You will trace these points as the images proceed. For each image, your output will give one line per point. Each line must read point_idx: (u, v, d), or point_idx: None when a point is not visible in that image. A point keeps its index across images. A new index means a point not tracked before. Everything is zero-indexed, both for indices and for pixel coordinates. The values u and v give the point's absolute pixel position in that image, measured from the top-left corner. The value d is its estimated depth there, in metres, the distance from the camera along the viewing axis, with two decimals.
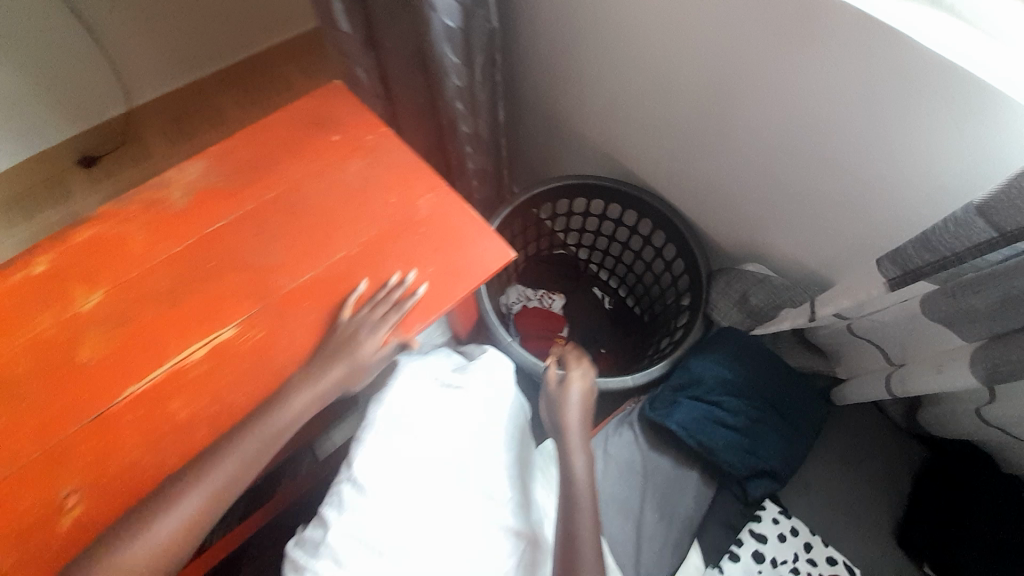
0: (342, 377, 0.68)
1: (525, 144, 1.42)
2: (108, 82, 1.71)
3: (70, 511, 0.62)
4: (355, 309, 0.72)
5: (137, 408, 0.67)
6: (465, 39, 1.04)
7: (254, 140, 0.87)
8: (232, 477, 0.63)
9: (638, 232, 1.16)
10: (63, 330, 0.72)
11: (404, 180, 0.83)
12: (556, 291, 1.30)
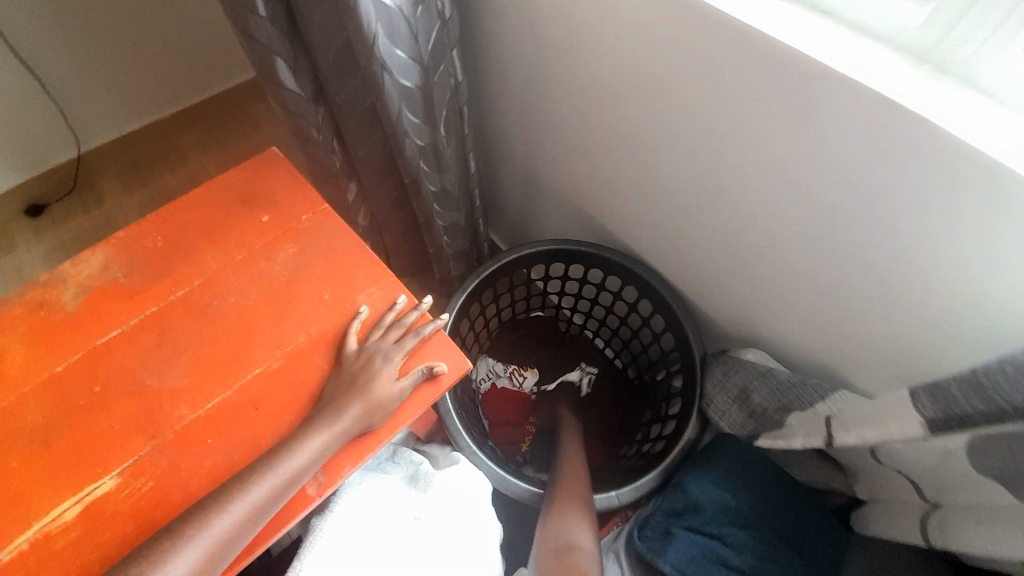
0: (358, 417, 0.59)
1: (501, 195, 1.30)
2: (58, 128, 1.58)
3: None
4: (361, 337, 0.65)
5: None
6: (426, 97, 0.92)
7: (172, 221, 0.74)
8: (228, 536, 0.53)
9: (623, 298, 1.03)
10: None
11: (344, 270, 0.70)
12: (528, 366, 1.17)
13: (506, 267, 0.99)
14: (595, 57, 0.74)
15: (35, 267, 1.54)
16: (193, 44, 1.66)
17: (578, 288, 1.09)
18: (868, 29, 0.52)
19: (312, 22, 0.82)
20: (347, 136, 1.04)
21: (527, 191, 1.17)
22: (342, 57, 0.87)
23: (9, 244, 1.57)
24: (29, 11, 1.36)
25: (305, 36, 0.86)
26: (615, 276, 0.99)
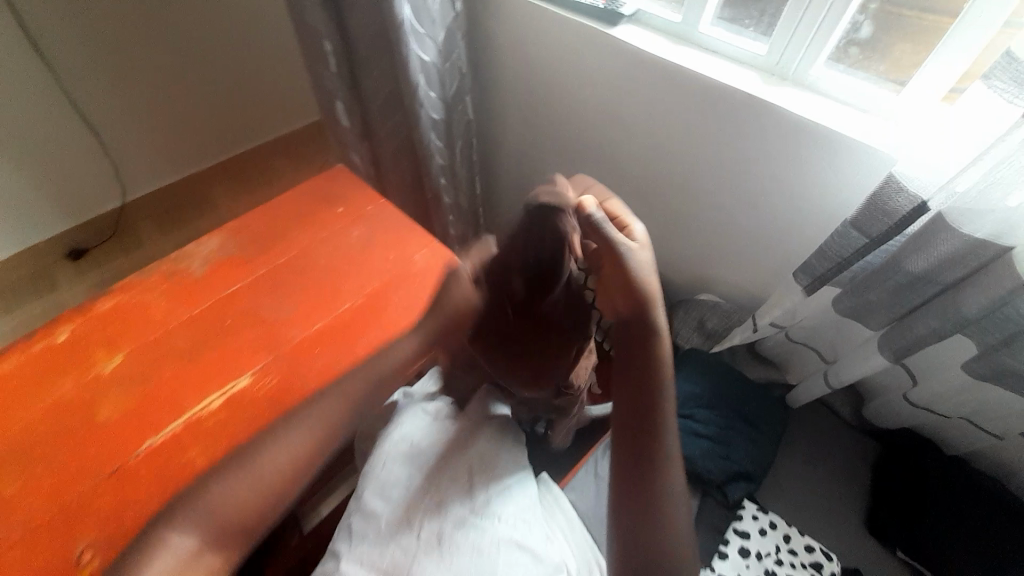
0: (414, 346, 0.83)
1: (498, 213, 1.59)
2: (108, 180, 1.79)
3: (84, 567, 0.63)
4: (419, 279, 0.89)
5: (154, 460, 0.71)
6: (447, 126, 1.22)
7: (267, 216, 0.99)
8: (323, 428, 0.75)
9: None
10: (84, 392, 0.77)
11: (401, 240, 0.96)
12: None
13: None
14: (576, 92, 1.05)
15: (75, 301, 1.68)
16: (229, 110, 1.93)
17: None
18: (741, 61, 0.84)
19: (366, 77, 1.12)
20: (383, 162, 1.32)
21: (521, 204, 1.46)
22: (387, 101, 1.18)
23: (50, 283, 1.72)
24: (102, 86, 1.61)
25: (360, 88, 1.16)
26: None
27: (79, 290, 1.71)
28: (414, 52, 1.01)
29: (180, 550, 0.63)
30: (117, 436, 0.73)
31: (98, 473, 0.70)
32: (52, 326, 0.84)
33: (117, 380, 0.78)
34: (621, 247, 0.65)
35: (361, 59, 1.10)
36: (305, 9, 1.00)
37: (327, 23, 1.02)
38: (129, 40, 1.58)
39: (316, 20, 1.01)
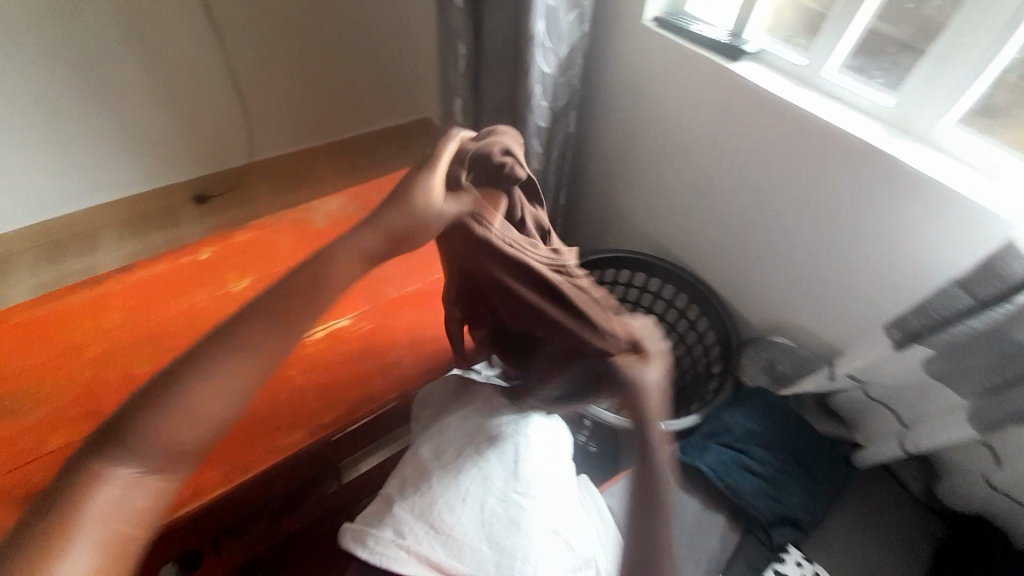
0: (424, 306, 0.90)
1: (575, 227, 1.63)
2: (240, 139, 2.05)
3: None
4: None
5: None
6: (549, 134, 1.29)
7: (377, 188, 1.08)
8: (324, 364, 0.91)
9: (675, 307, 1.25)
10: (213, 303, 0.89)
11: None
12: None
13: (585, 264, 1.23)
14: (683, 120, 1.08)
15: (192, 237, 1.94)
16: (353, 95, 2.16)
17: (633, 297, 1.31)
18: (860, 107, 0.86)
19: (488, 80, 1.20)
20: None
21: (600, 223, 1.50)
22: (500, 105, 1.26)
23: (176, 218, 1.98)
24: (258, 59, 1.86)
25: (480, 90, 1.25)
26: (670, 285, 1.22)
27: (198, 231, 1.96)
28: (537, 63, 1.09)
29: (123, 484, 0.40)
30: None
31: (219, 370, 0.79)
32: (196, 245, 0.96)
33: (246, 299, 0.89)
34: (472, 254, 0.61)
35: (486, 65, 1.19)
36: (450, 13, 1.11)
37: (466, 27, 1.13)
38: (287, 25, 1.83)
39: (457, 23, 1.12)
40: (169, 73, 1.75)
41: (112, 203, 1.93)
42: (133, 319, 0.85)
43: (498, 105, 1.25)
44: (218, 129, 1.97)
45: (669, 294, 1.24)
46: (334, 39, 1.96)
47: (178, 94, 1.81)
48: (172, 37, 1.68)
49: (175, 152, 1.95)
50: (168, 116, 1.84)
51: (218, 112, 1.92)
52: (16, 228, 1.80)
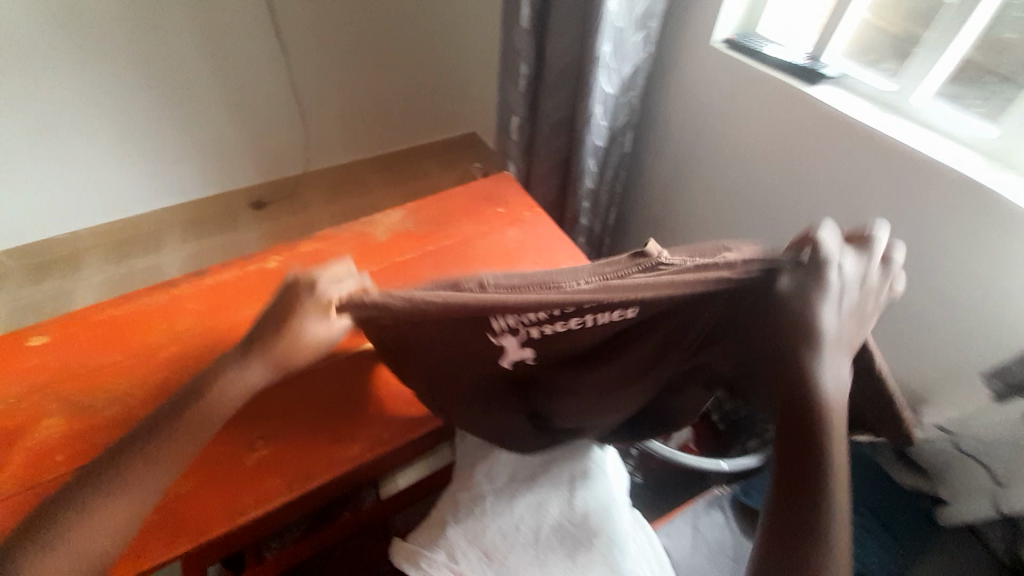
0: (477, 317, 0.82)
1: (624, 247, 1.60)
2: (297, 149, 2.13)
3: (255, 452, 0.69)
4: None
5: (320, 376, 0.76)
6: (605, 153, 1.27)
7: (433, 203, 1.09)
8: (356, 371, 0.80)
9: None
10: None
11: (553, 248, 1.01)
12: None
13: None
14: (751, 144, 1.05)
15: (248, 241, 2.02)
16: (406, 109, 2.23)
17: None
18: (956, 136, 0.81)
19: (547, 100, 1.20)
20: (534, 177, 1.39)
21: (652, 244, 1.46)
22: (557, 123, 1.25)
23: (234, 222, 2.08)
24: (318, 72, 1.94)
25: (538, 108, 1.25)
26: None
27: (252, 235, 2.04)
28: (599, 83, 1.08)
29: None
30: None
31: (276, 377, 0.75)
32: (265, 253, 0.97)
33: None
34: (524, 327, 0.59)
35: (546, 83, 1.18)
36: (514, 33, 1.12)
37: (529, 46, 1.14)
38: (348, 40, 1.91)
39: (520, 43, 1.13)
40: (235, 85, 1.85)
41: (175, 207, 2.04)
42: (204, 321, 0.86)
43: (554, 123, 1.24)
44: (278, 138, 2.06)
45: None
46: (390, 54, 2.03)
47: (244, 104, 1.92)
48: (242, 51, 1.79)
49: (237, 159, 2.05)
50: (233, 124, 1.95)
51: (278, 122, 2.02)
52: (90, 227, 1.93)
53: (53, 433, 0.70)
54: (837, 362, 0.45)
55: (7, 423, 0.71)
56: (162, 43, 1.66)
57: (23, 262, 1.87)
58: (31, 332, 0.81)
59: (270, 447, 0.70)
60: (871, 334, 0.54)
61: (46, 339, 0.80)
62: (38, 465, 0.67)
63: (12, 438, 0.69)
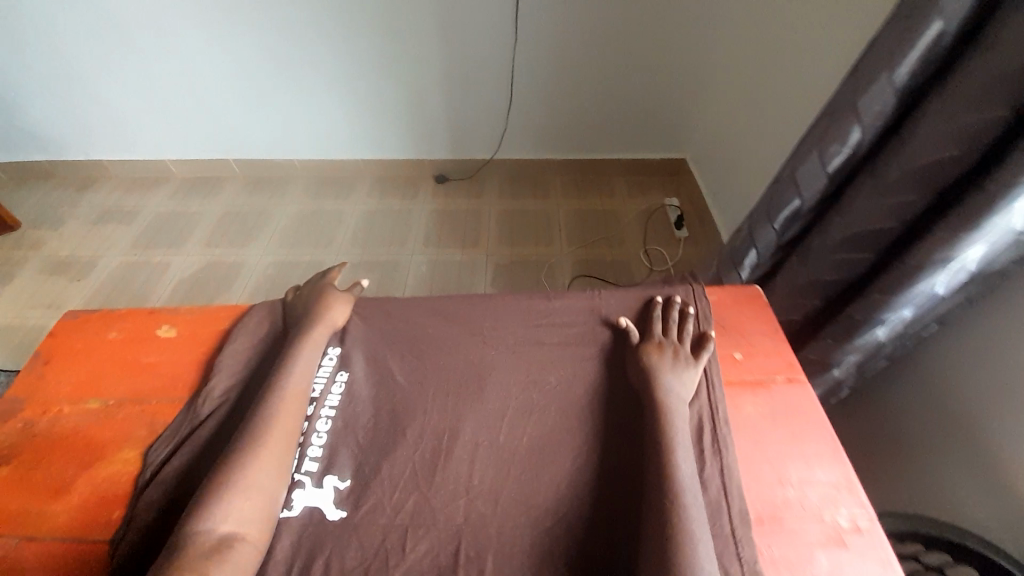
0: None
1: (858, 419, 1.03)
2: (493, 134, 1.99)
3: (24, 544, 0.56)
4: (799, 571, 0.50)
5: (116, 438, 0.63)
6: (936, 305, 0.73)
7: (627, 304, 0.74)
8: None
9: None
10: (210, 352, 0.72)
11: (806, 453, 0.58)
12: None
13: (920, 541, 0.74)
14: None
15: (420, 213, 1.97)
16: (619, 119, 1.95)
17: None
18: None
19: (869, 196, 0.73)
20: (776, 287, 0.93)
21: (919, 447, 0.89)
22: (864, 236, 0.75)
23: (415, 192, 2.06)
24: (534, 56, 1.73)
25: (845, 202, 0.78)
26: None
27: (421, 210, 1.99)
28: (1009, 212, 0.59)
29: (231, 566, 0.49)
30: (134, 408, 0.66)
31: (83, 432, 0.64)
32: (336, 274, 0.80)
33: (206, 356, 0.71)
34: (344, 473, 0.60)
35: (883, 173, 0.71)
36: (870, 86, 0.68)
37: (883, 110, 0.69)
38: (578, 26, 1.70)
39: (872, 102, 0.69)
40: (453, 57, 1.79)
41: (370, 162, 2.09)
42: (199, 357, 0.71)
43: (859, 234, 0.76)
44: (479, 119, 1.95)
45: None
46: (621, 55, 1.78)
47: (459, 75, 1.83)
48: (475, 17, 1.69)
49: (435, 131, 2.00)
50: (441, 93, 1.89)
51: (484, 100, 1.90)
52: (301, 161, 2.10)
53: (124, 472, 0.61)
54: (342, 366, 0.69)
55: (96, 436, 0.64)
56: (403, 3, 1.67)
57: (249, 176, 2.16)
58: (161, 321, 0.75)
59: (69, 521, 0.57)
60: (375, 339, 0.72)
61: (172, 335, 0.74)
62: (97, 510, 0.58)
63: (92, 458, 0.62)
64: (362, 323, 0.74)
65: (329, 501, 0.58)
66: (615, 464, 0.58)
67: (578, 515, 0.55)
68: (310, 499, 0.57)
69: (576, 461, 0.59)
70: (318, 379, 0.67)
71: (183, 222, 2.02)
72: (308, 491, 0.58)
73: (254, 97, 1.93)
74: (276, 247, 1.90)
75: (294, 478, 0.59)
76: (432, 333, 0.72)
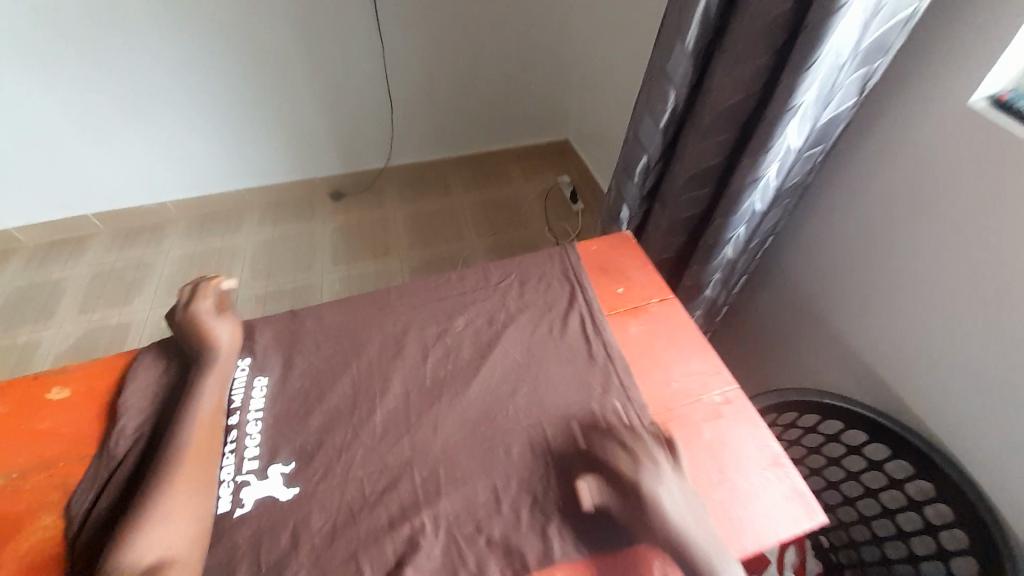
0: None
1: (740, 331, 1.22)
2: (381, 141, 2.00)
3: None
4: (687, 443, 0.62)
5: (25, 511, 0.60)
6: (762, 217, 0.90)
7: (522, 265, 0.82)
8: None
9: (919, 512, 0.83)
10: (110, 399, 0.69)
11: (680, 350, 0.71)
12: None
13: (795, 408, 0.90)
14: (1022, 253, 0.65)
15: (323, 233, 1.92)
16: (499, 110, 2.06)
17: (842, 466, 0.93)
18: None
19: (693, 141, 0.89)
20: (650, 232, 1.06)
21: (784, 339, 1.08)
22: (699, 173, 0.91)
23: (312, 213, 1.99)
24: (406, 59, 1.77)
25: (679, 149, 0.93)
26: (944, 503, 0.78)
27: (323, 230, 1.94)
28: (786, 134, 0.76)
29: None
30: (39, 477, 0.62)
31: None
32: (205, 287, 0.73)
33: (108, 405, 0.68)
34: (287, 457, 0.61)
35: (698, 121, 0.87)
36: (672, 52, 0.82)
37: (686, 70, 0.84)
38: (442, 26, 1.77)
39: (676, 64, 0.83)
40: (327, 71, 1.77)
41: (257, 191, 1.99)
42: (100, 409, 0.68)
43: (696, 173, 0.91)
44: (365, 129, 1.95)
45: (930, 510, 0.81)
46: (489, 49, 1.88)
47: (336, 88, 1.82)
48: (339, 28, 1.69)
49: (321, 148, 1.96)
50: (320, 109, 1.86)
51: (366, 110, 1.90)
52: (178, 202, 1.94)
53: (46, 540, 0.58)
54: (259, 371, 0.69)
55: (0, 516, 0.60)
56: (260, 23, 1.62)
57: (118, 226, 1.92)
58: (53, 383, 0.70)
59: None
60: (286, 340, 0.73)
61: (66, 395, 0.70)
62: None
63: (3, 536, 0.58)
64: (271, 333, 0.74)
65: (280, 487, 0.59)
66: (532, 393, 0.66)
67: (512, 434, 0.62)
68: (261, 492, 0.59)
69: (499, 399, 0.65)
70: (234, 390, 0.67)
71: (46, 291, 1.77)
72: (256, 486, 0.59)
73: (108, 139, 1.75)
74: (171, 297, 1.75)
75: (239, 480, 0.60)
76: (343, 319, 0.75)
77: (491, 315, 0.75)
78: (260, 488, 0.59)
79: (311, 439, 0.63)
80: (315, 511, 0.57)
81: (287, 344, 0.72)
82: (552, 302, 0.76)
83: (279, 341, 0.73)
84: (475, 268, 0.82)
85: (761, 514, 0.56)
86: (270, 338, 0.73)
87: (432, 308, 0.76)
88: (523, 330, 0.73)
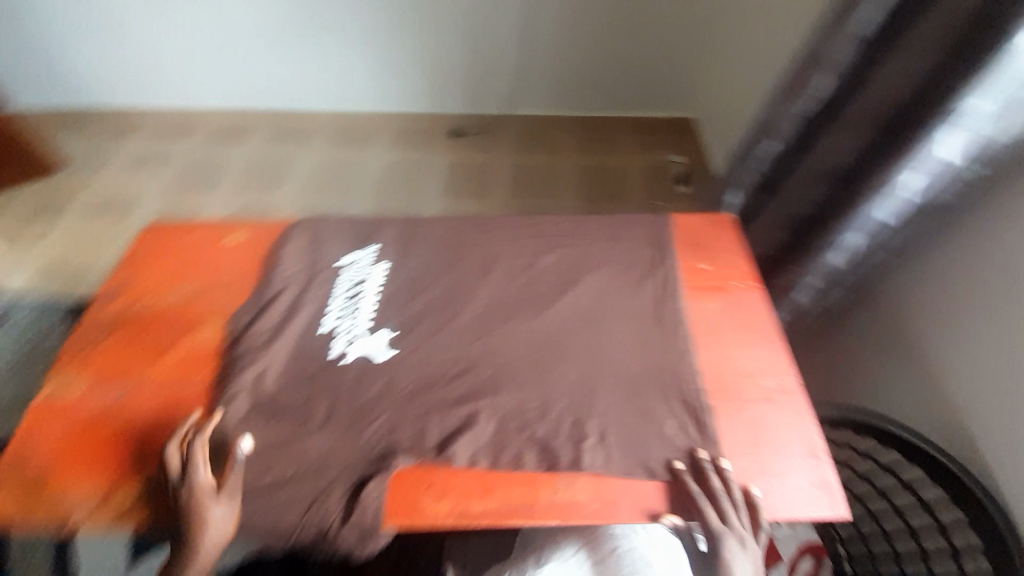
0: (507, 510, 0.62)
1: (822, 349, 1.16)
2: (509, 89, 2.08)
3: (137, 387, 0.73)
4: (733, 414, 0.66)
5: (198, 316, 0.79)
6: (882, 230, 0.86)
7: (616, 223, 0.87)
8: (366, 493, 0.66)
9: (959, 564, 0.80)
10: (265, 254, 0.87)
11: (749, 333, 0.74)
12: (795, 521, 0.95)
13: (851, 426, 0.88)
14: None
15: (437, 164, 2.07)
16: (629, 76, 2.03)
17: (889, 500, 0.90)
18: None
19: (830, 136, 0.85)
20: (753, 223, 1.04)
21: (869, 366, 1.02)
22: (825, 171, 0.88)
23: (430, 144, 2.13)
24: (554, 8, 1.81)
25: (811, 143, 0.91)
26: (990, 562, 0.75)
27: (438, 162, 2.08)
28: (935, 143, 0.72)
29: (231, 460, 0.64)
30: (210, 294, 0.82)
31: (173, 311, 0.80)
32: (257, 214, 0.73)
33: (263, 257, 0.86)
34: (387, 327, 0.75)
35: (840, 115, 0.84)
36: (834, 39, 0.81)
37: (843, 60, 0.82)
38: None
39: (835, 51, 0.81)
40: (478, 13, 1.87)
41: (389, 116, 2.18)
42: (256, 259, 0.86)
43: (821, 170, 0.88)
44: (496, 74, 2.04)
45: (970, 564, 0.78)
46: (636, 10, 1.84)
47: (482, 30, 1.92)
48: None
49: (453, 86, 2.09)
50: (463, 49, 1.98)
51: (502, 55, 1.98)
52: (324, 114, 2.19)
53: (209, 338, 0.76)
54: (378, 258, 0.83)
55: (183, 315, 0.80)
56: None
57: (272, 125, 2.20)
58: (228, 230, 0.89)
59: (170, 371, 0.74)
60: (402, 239, 0.86)
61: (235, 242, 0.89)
62: (190, 365, 0.74)
63: (183, 328, 0.78)
64: (391, 231, 0.87)
65: (378, 348, 0.73)
66: (598, 333, 0.73)
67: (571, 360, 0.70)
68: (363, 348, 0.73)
69: (567, 330, 0.73)
70: (357, 267, 0.82)
71: (212, 165, 2.04)
72: (362, 341, 0.73)
73: (285, 48, 2.02)
74: (303, 194, 1.99)
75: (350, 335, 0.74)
76: (450, 234, 0.86)
77: (578, 260, 0.82)
78: (363, 345, 0.73)
79: (407, 319, 0.75)
80: (402, 374, 0.70)
81: (401, 243, 0.85)
82: (637, 261, 0.81)
83: (396, 239, 0.86)
84: (572, 216, 0.88)
85: (784, 490, 0.62)
86: (390, 235, 0.86)
87: (527, 242, 0.85)
88: (603, 278, 0.79)
